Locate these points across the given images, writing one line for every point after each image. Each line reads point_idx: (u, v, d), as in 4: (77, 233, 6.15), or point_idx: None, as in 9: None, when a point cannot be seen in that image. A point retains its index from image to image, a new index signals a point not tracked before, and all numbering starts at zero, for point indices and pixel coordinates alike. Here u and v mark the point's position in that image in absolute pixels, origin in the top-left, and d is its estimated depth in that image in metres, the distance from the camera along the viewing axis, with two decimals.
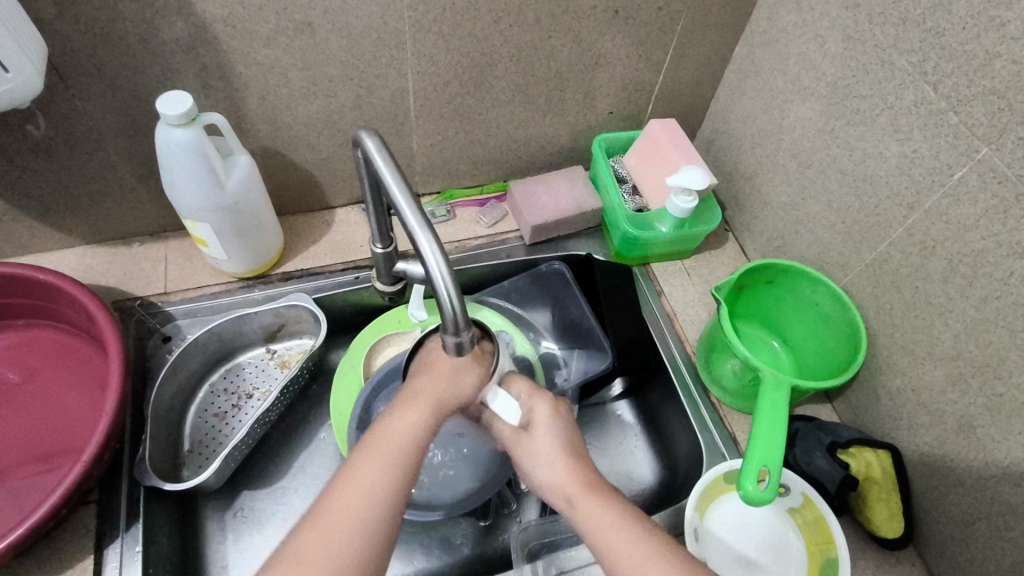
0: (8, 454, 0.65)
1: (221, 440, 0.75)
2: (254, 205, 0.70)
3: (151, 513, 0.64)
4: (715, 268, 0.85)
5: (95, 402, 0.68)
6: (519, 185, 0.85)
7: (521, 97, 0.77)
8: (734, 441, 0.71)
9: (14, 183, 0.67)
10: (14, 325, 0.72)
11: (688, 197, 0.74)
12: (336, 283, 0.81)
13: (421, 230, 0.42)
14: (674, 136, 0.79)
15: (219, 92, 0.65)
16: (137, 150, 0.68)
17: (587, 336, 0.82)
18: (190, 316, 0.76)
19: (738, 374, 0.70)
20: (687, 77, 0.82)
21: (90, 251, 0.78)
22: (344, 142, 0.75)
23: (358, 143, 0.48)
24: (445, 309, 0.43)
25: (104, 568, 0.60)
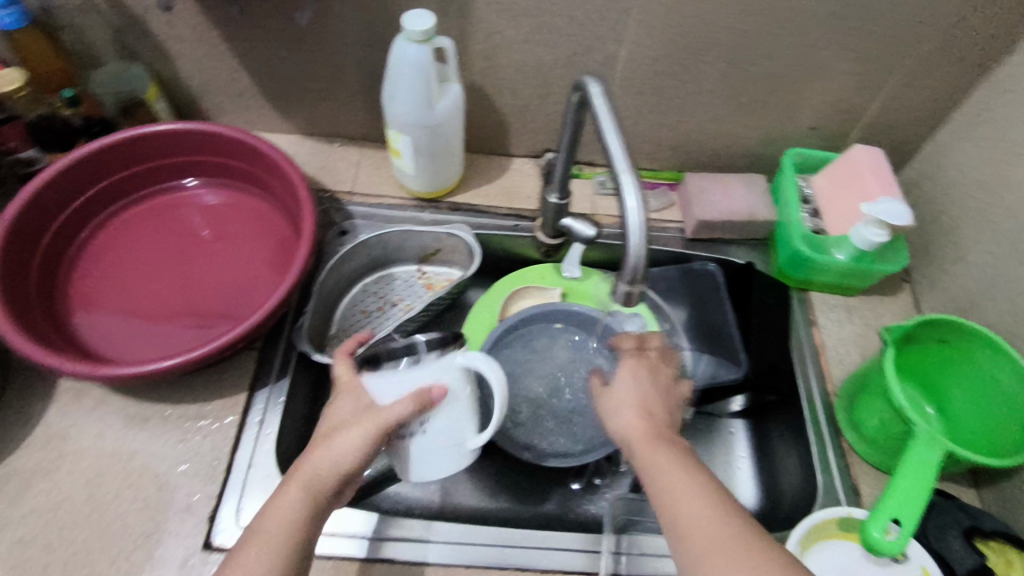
0: (200, 291, 0.75)
1: (362, 334, 0.82)
2: (451, 132, 0.75)
3: (297, 375, 0.72)
4: (881, 314, 0.79)
5: (277, 269, 0.77)
6: (695, 178, 0.84)
7: (726, 89, 0.76)
8: (856, 491, 0.67)
9: (263, 65, 0.77)
10: (230, 186, 0.83)
11: (880, 231, 0.69)
12: (498, 225, 0.84)
13: (626, 173, 0.44)
14: (878, 167, 0.74)
15: (452, 22, 0.70)
16: (366, 59, 0.75)
17: (726, 344, 0.78)
18: (367, 219, 0.83)
19: (884, 426, 0.64)
20: (908, 110, 0.76)
21: (300, 141, 0.88)
22: (543, 95, 0.79)
23: (582, 85, 0.51)
24: (628, 254, 0.44)
25: (252, 407, 0.68)
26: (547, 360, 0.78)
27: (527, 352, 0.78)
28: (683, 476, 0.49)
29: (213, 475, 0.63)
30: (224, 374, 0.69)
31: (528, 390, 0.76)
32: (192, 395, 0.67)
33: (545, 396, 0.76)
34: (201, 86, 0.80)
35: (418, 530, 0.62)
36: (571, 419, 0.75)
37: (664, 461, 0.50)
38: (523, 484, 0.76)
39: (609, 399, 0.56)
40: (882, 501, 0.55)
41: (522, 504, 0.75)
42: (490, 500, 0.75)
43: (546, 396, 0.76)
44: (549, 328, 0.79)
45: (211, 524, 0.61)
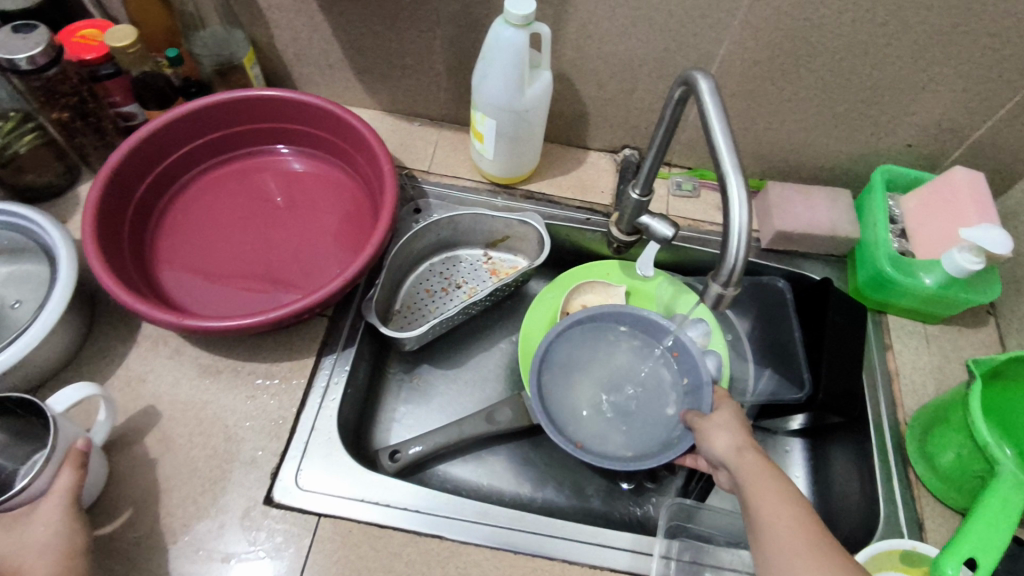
0: (277, 255, 0.77)
1: (426, 312, 0.83)
2: (535, 119, 0.75)
3: (362, 345, 0.73)
4: (962, 346, 0.76)
5: (352, 241, 0.78)
6: (776, 187, 0.82)
7: (823, 98, 0.73)
8: (920, 525, 0.65)
9: (358, 38, 0.78)
10: (313, 155, 0.84)
11: (974, 258, 0.66)
12: (569, 217, 0.84)
13: (733, 174, 0.43)
14: (978, 192, 0.70)
15: (549, 9, 0.69)
16: (459, 40, 0.76)
17: (790, 362, 0.78)
18: (440, 199, 0.84)
19: (961, 463, 0.61)
20: (1018, 135, 0.72)
21: (382, 116, 0.89)
22: (630, 90, 0.78)
23: (691, 80, 0.49)
24: (727, 257, 0.43)
25: (318, 371, 0.69)
26: (608, 358, 0.76)
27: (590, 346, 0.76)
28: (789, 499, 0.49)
29: (276, 433, 0.65)
30: (294, 336, 0.71)
31: (585, 385, 0.75)
32: (263, 353, 0.70)
33: (603, 392, 0.74)
34: (295, 55, 0.82)
35: (453, 508, 0.63)
36: (626, 421, 0.72)
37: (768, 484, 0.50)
38: (570, 478, 0.76)
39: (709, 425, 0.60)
40: (956, 539, 0.53)
41: (568, 497, 0.75)
42: (537, 489, 0.75)
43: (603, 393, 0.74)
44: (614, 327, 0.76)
45: (273, 479, 0.62)
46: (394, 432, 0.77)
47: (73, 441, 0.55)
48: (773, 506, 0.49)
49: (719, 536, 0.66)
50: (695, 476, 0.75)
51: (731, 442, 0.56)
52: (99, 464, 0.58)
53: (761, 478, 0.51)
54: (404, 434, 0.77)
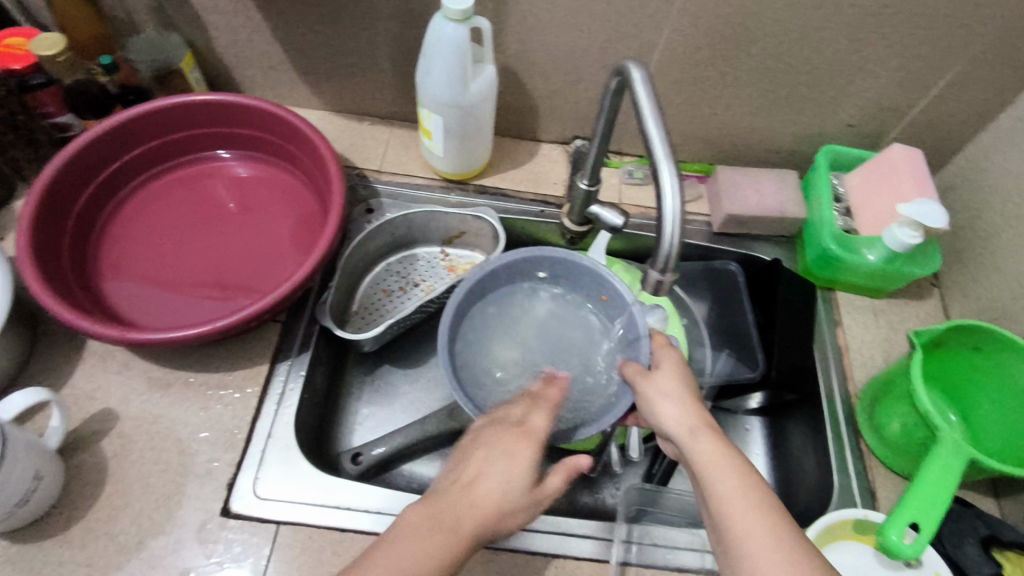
0: (224, 261, 0.75)
1: (384, 312, 0.82)
2: (482, 114, 0.75)
3: (318, 350, 0.73)
4: (908, 319, 0.78)
5: (300, 242, 0.77)
6: (724, 171, 0.83)
7: (765, 82, 0.74)
8: (873, 494, 0.67)
9: (299, 38, 0.77)
10: (258, 159, 0.83)
11: (913, 233, 0.68)
12: (523, 210, 0.84)
13: (664, 160, 0.43)
14: (915, 167, 0.72)
15: (490, 2, 0.69)
16: (402, 37, 0.75)
17: (743, 343, 0.79)
18: (393, 198, 0.84)
19: (906, 431, 0.63)
20: (952, 111, 0.74)
21: (330, 117, 0.88)
22: (577, 81, 0.78)
23: (623, 69, 0.49)
24: (662, 243, 0.44)
25: (274, 378, 0.69)
26: None
27: (511, 305, 0.77)
28: (752, 499, 0.48)
29: (232, 443, 0.64)
30: (248, 344, 0.70)
31: None
32: (216, 363, 0.69)
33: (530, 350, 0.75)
34: (236, 57, 0.80)
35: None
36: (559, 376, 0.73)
37: (730, 484, 0.49)
38: None
39: (655, 393, 0.57)
40: (899, 506, 0.54)
41: None
42: None
43: (530, 350, 0.75)
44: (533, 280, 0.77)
45: (230, 490, 0.62)
46: (357, 435, 0.77)
47: (23, 447, 0.53)
48: (734, 503, 0.48)
49: (679, 519, 0.67)
50: (658, 460, 0.76)
51: (679, 416, 0.55)
52: (52, 471, 0.57)
53: (721, 476, 0.49)
54: (366, 436, 0.77)
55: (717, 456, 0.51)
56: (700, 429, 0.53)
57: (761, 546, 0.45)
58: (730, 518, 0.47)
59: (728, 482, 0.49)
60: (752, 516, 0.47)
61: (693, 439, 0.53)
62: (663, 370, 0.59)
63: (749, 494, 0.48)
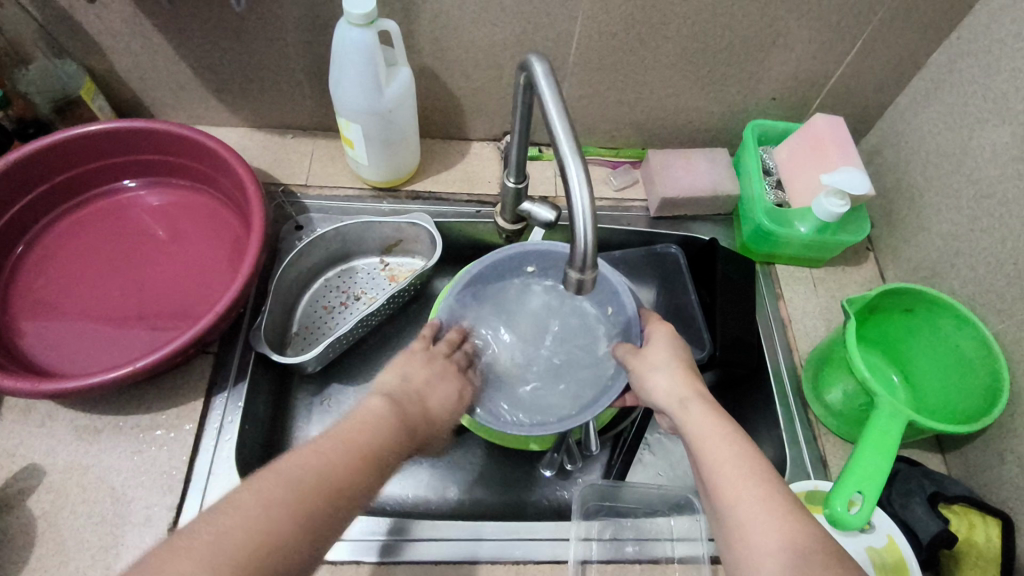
0: (151, 296, 0.72)
1: (324, 330, 0.80)
2: (403, 118, 0.73)
3: (256, 377, 0.70)
4: (846, 285, 0.79)
5: (229, 267, 0.74)
6: (656, 155, 0.83)
7: (684, 63, 0.74)
8: (824, 464, 0.67)
9: (204, 55, 0.73)
10: (178, 184, 0.79)
11: (840, 202, 0.69)
12: (459, 212, 0.83)
13: (571, 156, 0.43)
14: (838, 136, 0.73)
15: (397, 4, 0.67)
16: (312, 46, 0.72)
17: (689, 324, 0.79)
18: (323, 212, 0.81)
19: (850, 398, 0.64)
20: (869, 76, 0.75)
21: (250, 133, 0.85)
22: (498, 76, 0.76)
23: (526, 64, 0.48)
24: (577, 242, 0.43)
25: (210, 413, 0.66)
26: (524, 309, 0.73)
27: (503, 299, 0.73)
28: (744, 466, 0.47)
29: (170, 485, 0.62)
30: (179, 380, 0.67)
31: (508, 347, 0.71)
32: (147, 404, 0.66)
33: (528, 342, 0.72)
34: (140, 81, 0.76)
35: (438, 530, 0.62)
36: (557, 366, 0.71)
37: (722, 455, 0.48)
38: (494, 473, 0.75)
39: (647, 368, 0.57)
40: (844, 476, 0.55)
41: (493, 493, 0.74)
42: (462, 490, 0.74)
43: (530, 343, 0.72)
44: (520, 273, 0.73)
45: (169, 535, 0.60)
46: None
47: None
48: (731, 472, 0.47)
49: (640, 508, 0.66)
50: (618, 450, 0.76)
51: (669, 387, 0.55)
52: None
53: (711, 448, 0.49)
54: None
55: (707, 428, 0.50)
56: (691, 399, 0.53)
57: (752, 510, 0.44)
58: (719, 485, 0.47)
59: (725, 450, 0.48)
60: (746, 484, 0.46)
61: (683, 410, 0.53)
62: (654, 346, 0.59)
63: (741, 463, 0.47)
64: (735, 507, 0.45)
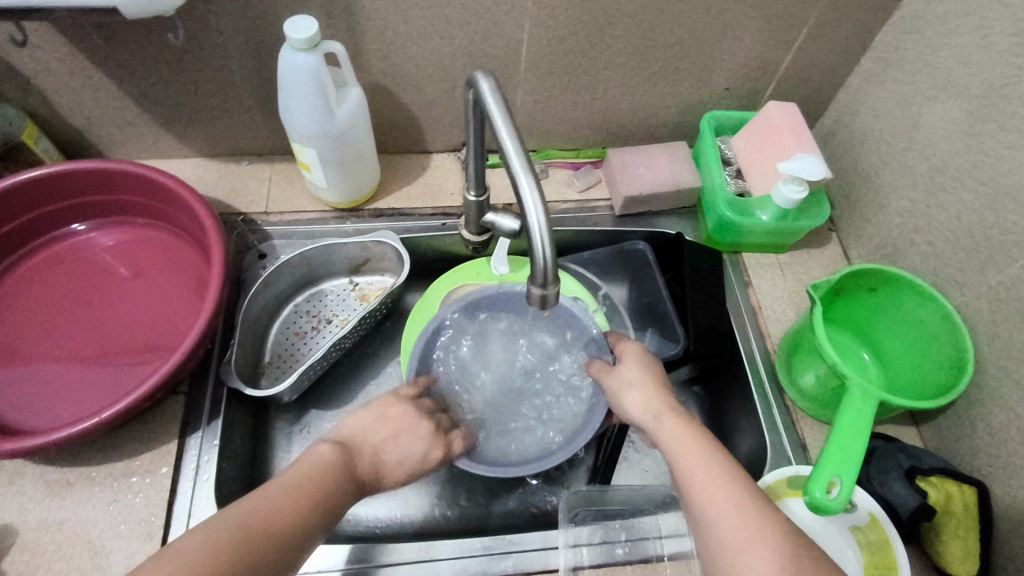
0: (113, 338, 0.70)
1: (297, 357, 0.78)
2: (359, 138, 0.72)
3: (230, 413, 0.69)
4: (812, 267, 0.80)
5: (193, 303, 0.73)
6: (617, 153, 0.83)
7: (636, 61, 0.74)
8: (804, 447, 0.68)
9: (149, 89, 0.71)
10: (133, 222, 0.78)
11: (798, 187, 0.70)
12: (424, 227, 0.82)
13: (524, 174, 0.43)
14: (792, 122, 0.74)
15: (342, 23, 0.66)
16: (259, 72, 0.71)
17: (662, 319, 0.79)
18: (285, 238, 0.80)
19: (822, 381, 0.65)
20: (818, 61, 0.76)
21: (204, 163, 0.83)
22: (452, 87, 0.76)
23: (472, 81, 0.48)
24: (536, 258, 0.44)
25: (185, 454, 0.65)
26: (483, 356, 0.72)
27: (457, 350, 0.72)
28: (716, 469, 0.48)
29: (150, 532, 0.61)
30: (150, 424, 0.66)
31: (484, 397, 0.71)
32: (119, 450, 0.64)
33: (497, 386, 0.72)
34: (85, 119, 0.74)
35: (414, 552, 0.61)
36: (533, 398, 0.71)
37: (697, 459, 0.50)
38: (481, 486, 0.75)
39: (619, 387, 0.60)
40: (821, 460, 0.56)
41: (482, 506, 0.74)
42: (449, 506, 0.73)
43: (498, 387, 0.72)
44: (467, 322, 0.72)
45: None
46: None
47: None
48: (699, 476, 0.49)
49: (626, 510, 0.67)
50: (601, 450, 0.76)
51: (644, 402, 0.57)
52: None
53: (687, 454, 0.50)
54: None
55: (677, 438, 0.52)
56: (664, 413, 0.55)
57: (720, 510, 0.46)
58: (698, 492, 0.48)
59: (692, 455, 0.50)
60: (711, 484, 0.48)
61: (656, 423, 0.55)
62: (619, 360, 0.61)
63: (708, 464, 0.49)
64: (705, 509, 0.47)
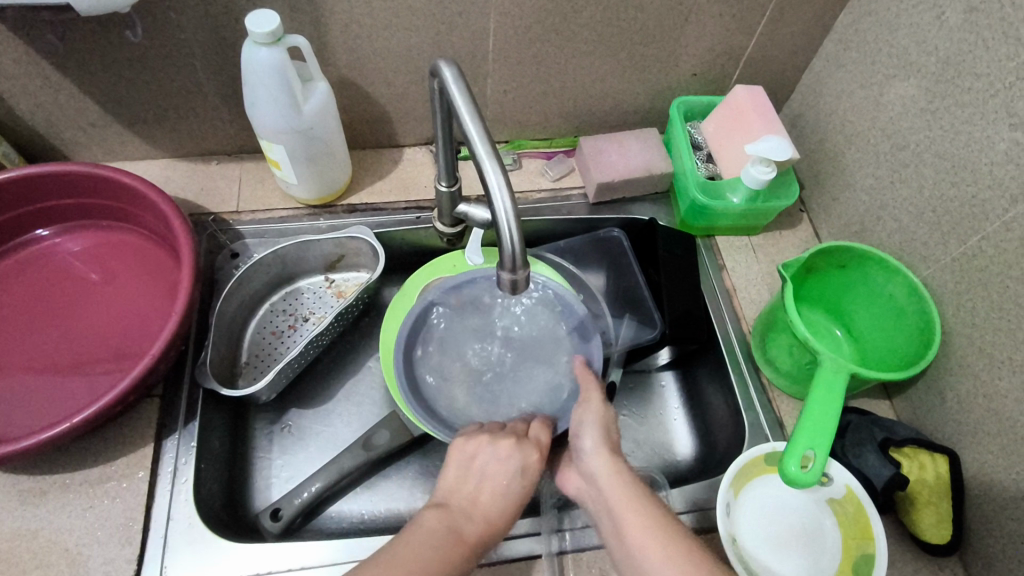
0: (83, 344, 0.69)
1: (275, 356, 0.78)
2: (327, 133, 0.71)
3: (207, 415, 0.68)
4: (784, 248, 0.81)
5: (165, 306, 0.72)
6: (588, 141, 0.83)
7: (602, 49, 0.74)
8: (781, 425, 0.69)
9: (111, 89, 0.70)
10: (100, 226, 0.76)
11: (766, 168, 0.71)
12: (398, 221, 0.82)
13: (488, 160, 0.43)
14: (759, 105, 0.75)
15: (305, 17, 0.65)
16: (223, 69, 0.70)
17: (638, 305, 0.79)
18: (258, 237, 0.79)
19: (796, 358, 0.66)
20: (781, 44, 0.77)
21: (172, 164, 0.82)
22: (420, 80, 0.75)
23: (435, 70, 0.48)
24: (504, 243, 0.44)
25: (162, 457, 0.64)
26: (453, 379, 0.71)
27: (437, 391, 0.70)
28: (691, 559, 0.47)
29: (128, 537, 0.60)
30: (124, 429, 0.65)
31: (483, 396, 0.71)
32: (94, 456, 0.63)
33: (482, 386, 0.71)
34: (46, 123, 0.73)
35: None
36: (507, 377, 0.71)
37: (653, 537, 0.49)
38: None
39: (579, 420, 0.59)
40: (795, 435, 0.57)
41: None
42: None
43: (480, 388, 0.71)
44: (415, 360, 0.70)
45: None
46: (274, 488, 0.73)
47: None
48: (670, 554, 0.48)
49: None
50: None
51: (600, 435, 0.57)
52: None
53: (641, 530, 0.50)
54: (285, 487, 0.73)
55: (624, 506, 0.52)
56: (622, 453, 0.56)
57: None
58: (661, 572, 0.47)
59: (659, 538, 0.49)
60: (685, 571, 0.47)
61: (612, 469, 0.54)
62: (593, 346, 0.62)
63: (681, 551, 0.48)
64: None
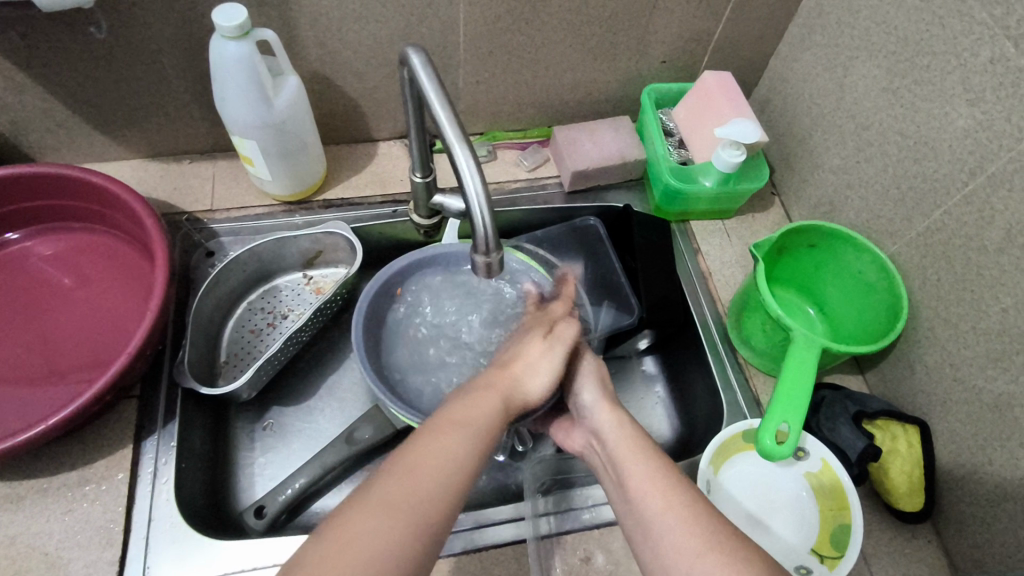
0: (57, 347, 0.68)
1: (255, 354, 0.77)
2: (300, 127, 0.71)
3: (187, 414, 0.68)
4: (757, 230, 0.83)
5: (141, 307, 0.71)
6: (562, 130, 0.83)
7: (572, 37, 0.75)
8: (757, 402, 0.70)
9: (77, 88, 0.69)
10: (72, 228, 0.75)
11: (736, 151, 0.72)
12: (375, 215, 0.82)
13: (459, 144, 0.43)
14: (727, 90, 0.76)
15: (273, 11, 0.65)
16: (192, 65, 0.70)
17: (617, 293, 0.79)
18: (234, 234, 0.79)
19: (769, 335, 0.68)
20: (748, 29, 0.78)
21: (144, 164, 0.81)
22: (391, 73, 0.76)
23: (404, 58, 0.48)
24: (478, 226, 0.44)
25: (141, 458, 0.64)
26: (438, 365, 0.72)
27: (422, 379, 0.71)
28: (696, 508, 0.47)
29: (110, 538, 0.59)
30: (103, 430, 0.64)
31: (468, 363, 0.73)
32: (72, 459, 0.63)
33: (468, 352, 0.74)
34: (11, 124, 0.72)
35: None
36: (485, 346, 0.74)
37: (651, 488, 0.49)
38: None
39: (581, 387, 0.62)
40: (769, 411, 0.60)
41: None
42: None
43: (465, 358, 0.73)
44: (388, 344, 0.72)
45: None
46: (258, 485, 0.72)
47: None
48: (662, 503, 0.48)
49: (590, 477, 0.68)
50: None
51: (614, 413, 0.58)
52: None
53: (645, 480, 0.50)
54: (268, 484, 0.73)
55: (628, 452, 0.53)
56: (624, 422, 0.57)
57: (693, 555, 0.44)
58: (653, 505, 0.48)
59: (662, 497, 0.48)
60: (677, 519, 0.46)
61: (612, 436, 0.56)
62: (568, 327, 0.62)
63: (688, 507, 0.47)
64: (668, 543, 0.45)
